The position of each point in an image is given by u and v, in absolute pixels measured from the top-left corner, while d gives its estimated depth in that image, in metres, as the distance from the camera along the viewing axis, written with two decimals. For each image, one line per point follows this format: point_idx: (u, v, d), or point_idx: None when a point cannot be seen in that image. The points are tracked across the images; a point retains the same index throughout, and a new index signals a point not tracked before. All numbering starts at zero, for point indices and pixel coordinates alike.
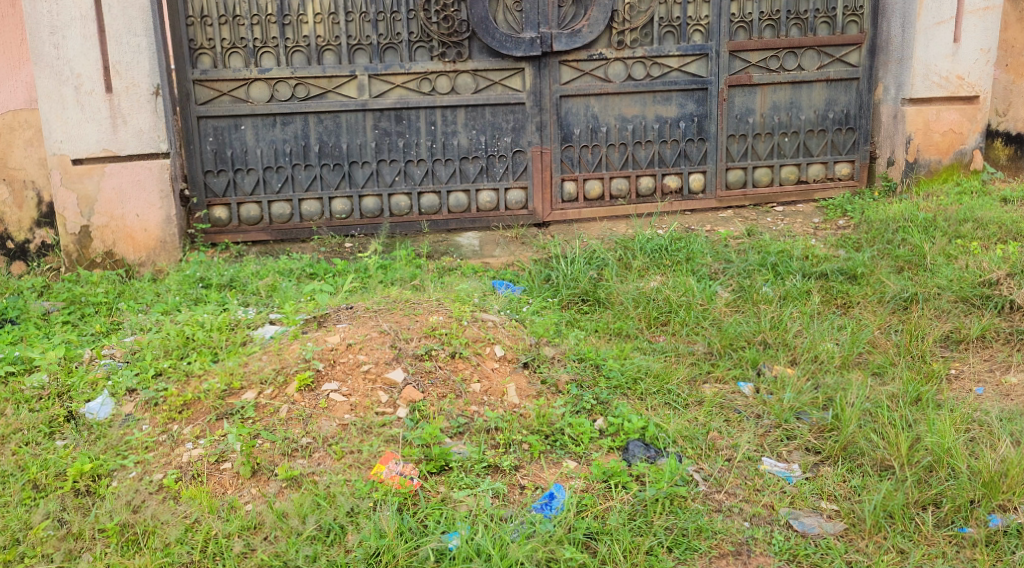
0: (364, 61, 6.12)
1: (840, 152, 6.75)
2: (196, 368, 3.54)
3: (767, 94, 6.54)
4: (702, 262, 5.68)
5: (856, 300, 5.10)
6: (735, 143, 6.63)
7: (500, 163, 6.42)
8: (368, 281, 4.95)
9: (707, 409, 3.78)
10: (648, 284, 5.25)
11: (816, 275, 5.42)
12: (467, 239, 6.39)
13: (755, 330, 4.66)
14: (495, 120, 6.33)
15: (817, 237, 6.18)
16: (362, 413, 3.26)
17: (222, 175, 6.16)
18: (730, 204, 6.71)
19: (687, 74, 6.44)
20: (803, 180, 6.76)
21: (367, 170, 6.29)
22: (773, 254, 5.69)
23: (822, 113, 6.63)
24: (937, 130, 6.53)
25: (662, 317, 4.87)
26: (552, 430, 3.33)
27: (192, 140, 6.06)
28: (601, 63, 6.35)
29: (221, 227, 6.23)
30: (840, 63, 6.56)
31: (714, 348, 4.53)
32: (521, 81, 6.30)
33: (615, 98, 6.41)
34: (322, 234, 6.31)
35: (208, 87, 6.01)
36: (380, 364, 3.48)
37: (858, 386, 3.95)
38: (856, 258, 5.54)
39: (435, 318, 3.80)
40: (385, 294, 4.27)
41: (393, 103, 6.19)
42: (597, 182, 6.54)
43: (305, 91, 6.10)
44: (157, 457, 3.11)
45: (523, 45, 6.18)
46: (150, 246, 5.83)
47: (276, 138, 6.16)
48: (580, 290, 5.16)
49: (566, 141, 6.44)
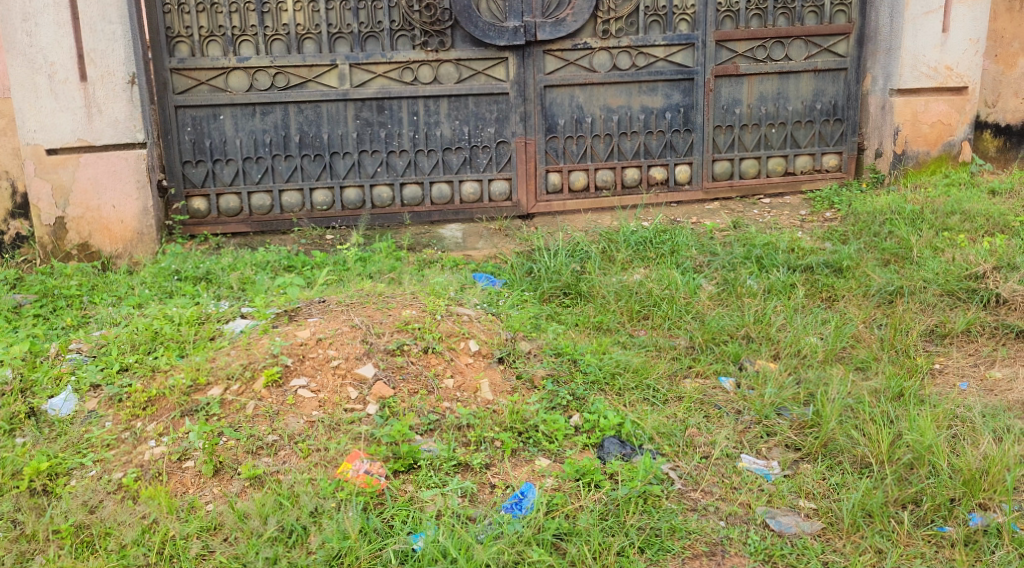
0: (345, 50, 6.03)
1: (828, 143, 6.67)
2: (162, 363, 3.47)
3: (755, 85, 6.46)
4: (686, 255, 5.61)
5: (841, 294, 5.03)
6: (721, 134, 6.55)
7: (483, 154, 6.33)
8: (345, 275, 4.86)
9: (686, 405, 3.74)
10: (631, 277, 5.19)
11: (802, 268, 5.36)
12: (450, 231, 6.31)
13: (738, 324, 4.62)
14: (479, 110, 6.24)
15: (803, 229, 6.12)
16: (330, 410, 3.19)
17: (201, 166, 6.06)
18: (716, 195, 6.64)
19: (673, 64, 6.36)
20: (791, 172, 6.69)
21: (348, 161, 6.20)
22: (758, 247, 5.63)
23: (810, 103, 6.56)
24: (925, 121, 6.45)
25: (644, 310, 4.81)
26: (526, 427, 3.26)
27: (169, 130, 5.96)
28: (586, 52, 6.26)
29: (200, 219, 6.14)
30: (827, 53, 6.48)
31: (695, 342, 4.47)
32: (504, 71, 6.21)
33: (599, 89, 6.33)
34: (303, 226, 6.22)
35: (186, 76, 5.91)
36: (350, 359, 3.40)
37: (839, 383, 3.89)
38: (842, 251, 5.48)
39: (408, 312, 3.72)
40: (359, 287, 4.18)
41: (375, 93, 6.09)
42: (582, 174, 6.46)
43: (285, 80, 6.01)
44: (118, 455, 3.04)
45: (506, 34, 6.08)
46: (126, 238, 5.74)
47: (255, 128, 6.06)
48: (562, 283, 5.09)
49: (551, 132, 6.36)
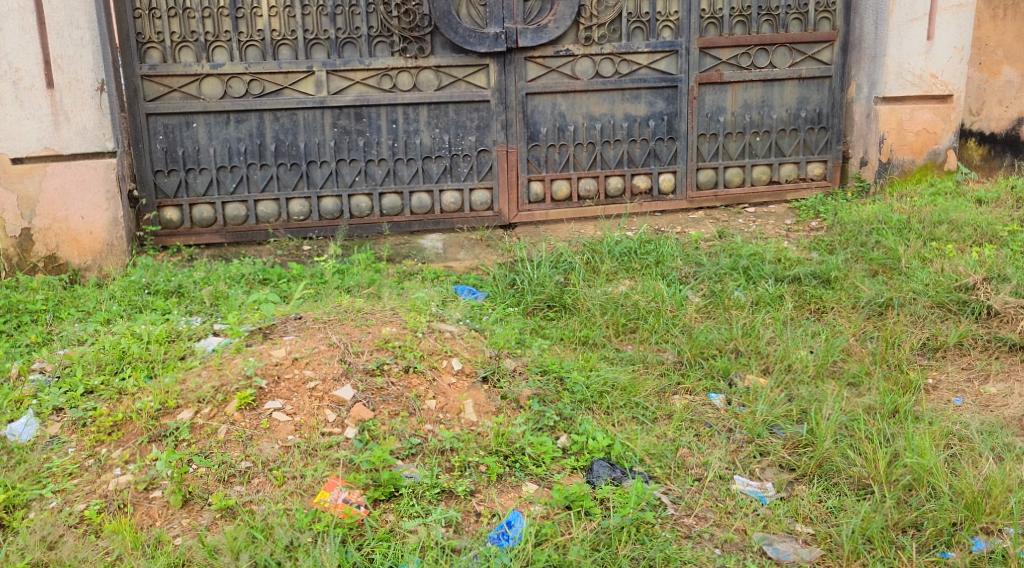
0: (322, 57, 5.88)
1: (813, 151, 6.59)
2: (129, 385, 3.30)
3: (739, 93, 6.38)
4: (671, 265, 5.51)
5: (829, 306, 4.95)
6: (705, 142, 6.46)
7: (464, 163, 6.20)
8: (322, 289, 4.71)
9: (676, 424, 3.64)
10: (615, 289, 5.08)
11: (789, 279, 5.28)
12: (431, 241, 6.16)
13: (726, 338, 4.51)
14: (459, 118, 6.11)
15: (789, 239, 6.03)
16: (307, 434, 3.04)
17: (173, 176, 5.89)
18: (700, 205, 6.54)
19: (656, 71, 6.26)
20: (775, 181, 6.60)
21: (325, 170, 6.04)
22: (744, 258, 5.54)
23: (794, 111, 6.48)
24: (910, 129, 6.39)
25: (631, 324, 4.70)
26: (512, 451, 3.13)
27: (140, 138, 5.78)
28: (568, 59, 6.15)
29: (172, 230, 5.96)
30: (812, 61, 6.41)
31: (684, 356, 4.37)
32: (485, 78, 6.09)
33: (582, 96, 6.22)
34: (278, 237, 6.06)
35: (158, 83, 5.74)
36: (328, 381, 3.25)
37: (833, 402, 3.79)
38: (829, 261, 5.41)
39: (388, 329, 3.57)
40: (337, 302, 4.03)
41: (353, 100, 5.95)
42: (564, 183, 6.34)
43: (260, 87, 5.85)
44: (80, 486, 2.87)
45: (487, 40, 5.96)
46: (96, 250, 5.54)
47: (229, 137, 5.89)
48: (546, 295, 4.98)
49: (533, 140, 6.24)
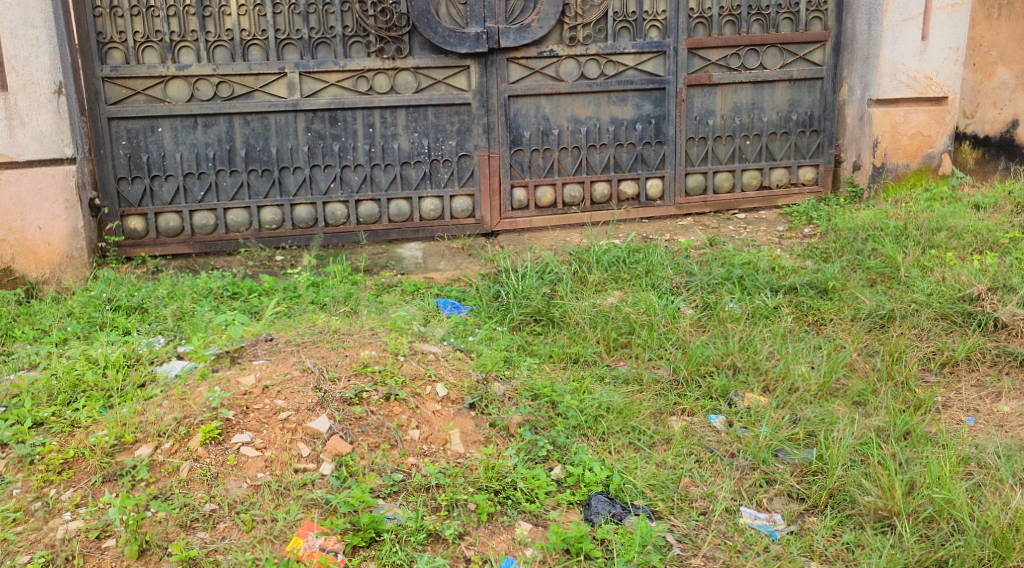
0: (294, 58, 5.60)
1: (804, 155, 6.40)
2: (83, 417, 3.01)
3: (728, 95, 6.17)
4: (662, 274, 5.30)
5: (828, 317, 4.78)
6: (694, 146, 6.24)
7: (444, 168, 5.93)
8: (296, 306, 4.45)
9: (675, 450, 3.44)
10: (604, 301, 4.86)
11: (785, 289, 5.10)
12: (410, 250, 5.90)
13: (723, 352, 4.31)
14: (439, 122, 5.85)
15: (782, 247, 5.84)
16: (279, 471, 2.77)
17: (138, 183, 5.58)
18: (689, 211, 6.32)
19: (644, 73, 6.03)
20: (766, 186, 6.40)
21: (299, 176, 5.76)
22: (738, 267, 5.34)
23: (785, 114, 6.28)
24: (904, 133, 6.21)
25: (623, 338, 4.50)
26: (503, 485, 2.89)
27: (102, 144, 5.47)
28: (552, 60, 5.91)
29: (136, 240, 5.64)
30: (803, 62, 6.22)
31: (680, 374, 4.17)
32: (466, 80, 5.83)
33: (567, 99, 5.98)
34: (249, 247, 5.77)
35: (120, 85, 5.43)
36: (301, 411, 2.97)
37: (842, 426, 3.61)
38: (826, 270, 5.23)
39: (367, 352, 3.29)
40: (312, 321, 3.75)
41: (327, 103, 5.67)
42: (548, 189, 6.10)
43: (229, 90, 5.56)
44: (25, 533, 2.57)
45: (467, 41, 5.70)
46: (54, 262, 5.23)
47: (197, 141, 5.59)
48: (532, 308, 4.75)
49: (515, 144, 5.99)
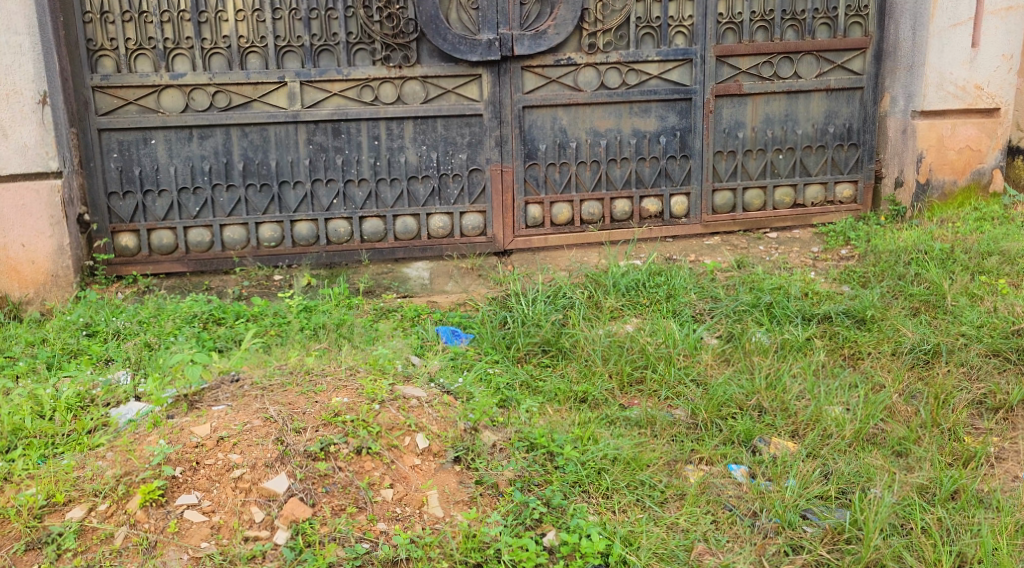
0: (295, 66, 5.28)
1: (842, 170, 5.94)
2: (17, 470, 2.68)
3: (760, 106, 5.75)
4: (684, 299, 4.91)
5: (866, 351, 4.34)
6: (722, 160, 5.82)
7: (454, 183, 5.58)
8: (281, 337, 4.12)
9: (689, 508, 3.05)
10: (619, 329, 4.48)
11: (818, 318, 4.67)
12: (416, 270, 5.56)
13: (747, 392, 3.93)
14: (448, 134, 5.50)
15: (816, 270, 5.41)
16: (226, 540, 2.43)
17: (130, 198, 5.29)
18: (716, 229, 5.90)
19: (668, 82, 5.64)
20: (800, 203, 5.96)
21: (299, 191, 5.43)
22: (766, 293, 4.91)
23: (821, 126, 5.84)
24: (951, 147, 5.74)
25: (637, 373, 4.13)
26: (484, 558, 2.53)
27: (92, 156, 5.19)
28: (570, 69, 5.53)
29: (128, 258, 5.35)
30: (841, 70, 5.78)
31: (699, 417, 3.78)
32: (477, 90, 5.47)
33: (585, 110, 5.60)
34: (246, 266, 5.45)
35: (112, 95, 5.15)
36: (257, 468, 2.62)
37: (880, 484, 3.19)
38: (864, 297, 4.79)
39: (339, 398, 2.92)
40: (287, 358, 3.41)
41: (330, 114, 5.34)
42: (565, 206, 5.72)
43: (226, 100, 5.25)
44: None
45: (479, 48, 5.34)
46: (38, 281, 4.96)
47: (192, 154, 5.29)
48: (540, 338, 4.37)
49: (530, 158, 5.61)
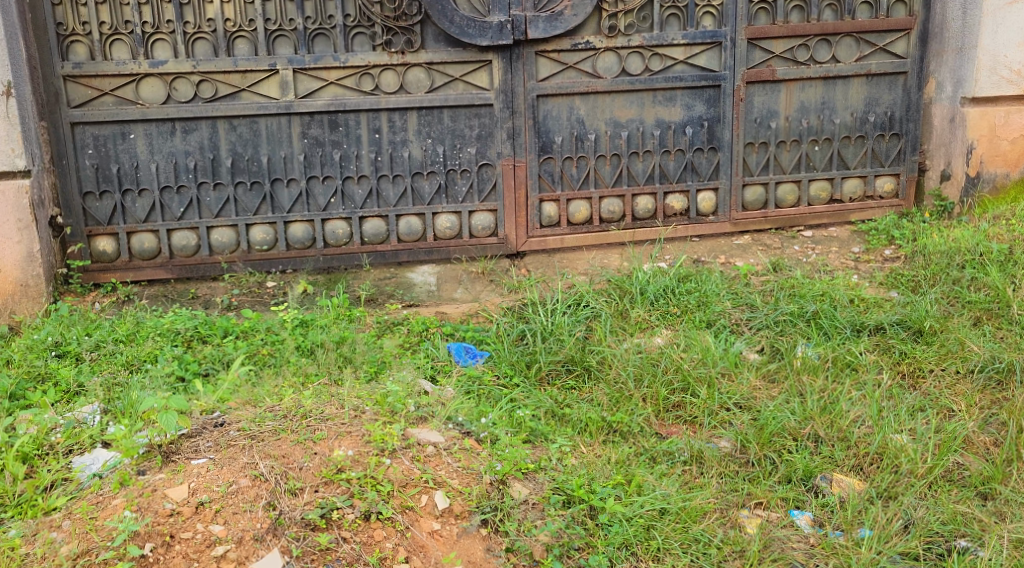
0: (287, 52, 4.79)
1: (882, 162, 5.48)
2: None
3: (794, 93, 5.28)
4: (718, 307, 4.44)
5: (928, 368, 3.90)
6: (753, 153, 5.34)
7: (462, 180, 5.10)
8: (273, 361, 3.66)
9: None
10: (649, 343, 4.03)
11: (870, 329, 4.23)
12: (422, 275, 5.10)
13: (801, 418, 3.47)
14: (456, 126, 5.02)
15: (858, 273, 4.96)
16: None
17: (107, 198, 4.80)
18: (747, 228, 5.44)
19: (695, 68, 5.16)
20: (837, 199, 5.49)
21: (293, 189, 4.95)
22: (810, 302, 4.46)
23: (861, 115, 5.37)
24: (1004, 136, 5.26)
25: (674, 397, 3.68)
26: None
27: (65, 153, 4.69)
28: (589, 54, 5.05)
29: (106, 264, 4.86)
30: (883, 53, 5.30)
31: (749, 450, 3.32)
32: (487, 77, 4.99)
33: (605, 98, 5.11)
34: (236, 271, 4.97)
35: (85, 85, 4.66)
36: (244, 543, 2.39)
37: (986, 545, 2.81)
38: (919, 306, 4.34)
39: (342, 451, 2.70)
40: (279, 401, 2.99)
41: (326, 105, 4.85)
42: (583, 203, 5.24)
43: (211, 90, 4.76)
44: None
45: (489, 31, 4.86)
46: (6, 292, 4.48)
47: (175, 150, 4.80)
48: (563, 355, 3.90)
49: (545, 151, 5.13)
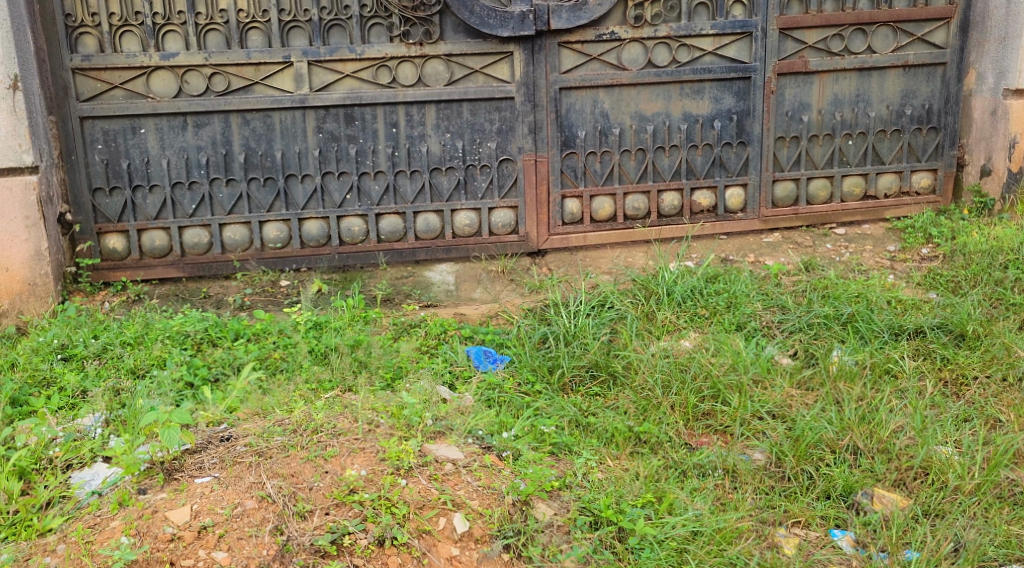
0: (302, 44, 4.63)
1: (919, 157, 5.26)
2: None
3: (828, 85, 5.07)
4: (748, 309, 4.25)
5: (972, 375, 3.70)
6: (784, 147, 5.14)
7: (482, 175, 4.93)
8: (285, 367, 3.52)
9: None
10: (676, 346, 3.84)
11: (909, 333, 4.03)
12: (440, 274, 4.94)
13: (839, 428, 3.28)
14: (475, 120, 4.84)
15: (895, 273, 4.76)
16: None
17: (117, 195, 4.67)
18: (777, 225, 5.24)
19: (725, 59, 4.96)
20: (871, 195, 5.28)
21: (308, 186, 4.80)
22: (845, 304, 4.25)
23: (897, 108, 5.15)
24: None
25: (705, 406, 3.50)
26: None
27: (74, 148, 4.56)
28: (614, 45, 4.86)
29: (116, 262, 4.74)
30: (921, 43, 5.08)
31: (785, 463, 3.16)
32: (508, 69, 4.81)
33: (630, 91, 4.92)
34: (249, 270, 4.83)
35: (95, 78, 4.52)
36: None
37: None
38: (960, 308, 4.14)
39: (354, 470, 2.57)
40: (290, 416, 2.84)
41: (342, 99, 4.70)
42: (607, 199, 5.06)
43: (224, 83, 4.61)
44: None
45: (510, 22, 4.68)
46: (13, 290, 4.35)
47: (187, 145, 4.66)
48: (587, 360, 3.73)
49: (568, 146, 4.95)
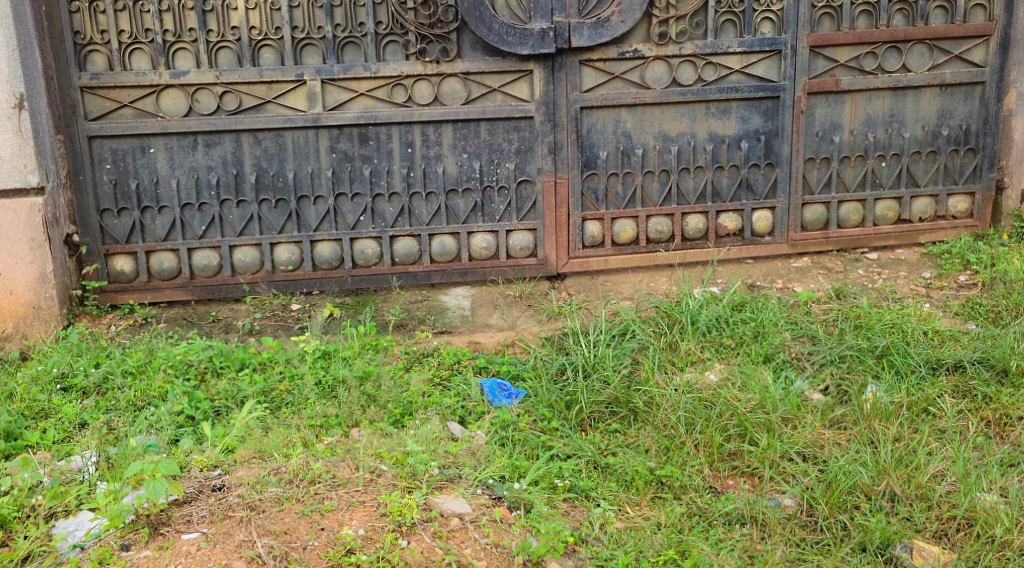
0: (316, 62, 4.50)
1: (956, 180, 5.04)
2: None
3: (860, 104, 4.87)
4: (777, 340, 4.03)
5: (1017, 414, 3.48)
6: (814, 169, 4.94)
7: (499, 197, 4.77)
8: (290, 400, 3.37)
9: None
10: (701, 380, 3.64)
11: (948, 367, 3.81)
12: (455, 298, 4.77)
13: (874, 473, 3.07)
14: (493, 140, 4.69)
15: (931, 302, 4.55)
16: None
17: (126, 216, 4.55)
18: (806, 249, 5.03)
19: (753, 78, 4.78)
20: (905, 219, 5.06)
21: (320, 207, 4.66)
22: (880, 335, 4.01)
23: (933, 129, 4.94)
24: None
25: (731, 446, 3.29)
26: None
27: (81, 168, 4.45)
28: (637, 63, 4.69)
29: (124, 285, 4.62)
30: (959, 61, 4.87)
31: (817, 511, 2.97)
32: (527, 88, 4.66)
33: (654, 111, 4.75)
34: (259, 293, 4.69)
35: (104, 97, 4.41)
36: None
37: None
38: (1003, 341, 3.91)
39: (353, 529, 2.50)
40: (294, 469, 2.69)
41: (356, 118, 4.56)
42: (629, 222, 4.88)
43: (235, 102, 4.49)
44: None
45: (530, 39, 4.53)
46: (17, 314, 4.26)
47: (197, 165, 4.54)
48: (607, 395, 3.53)
49: (588, 167, 4.78)
